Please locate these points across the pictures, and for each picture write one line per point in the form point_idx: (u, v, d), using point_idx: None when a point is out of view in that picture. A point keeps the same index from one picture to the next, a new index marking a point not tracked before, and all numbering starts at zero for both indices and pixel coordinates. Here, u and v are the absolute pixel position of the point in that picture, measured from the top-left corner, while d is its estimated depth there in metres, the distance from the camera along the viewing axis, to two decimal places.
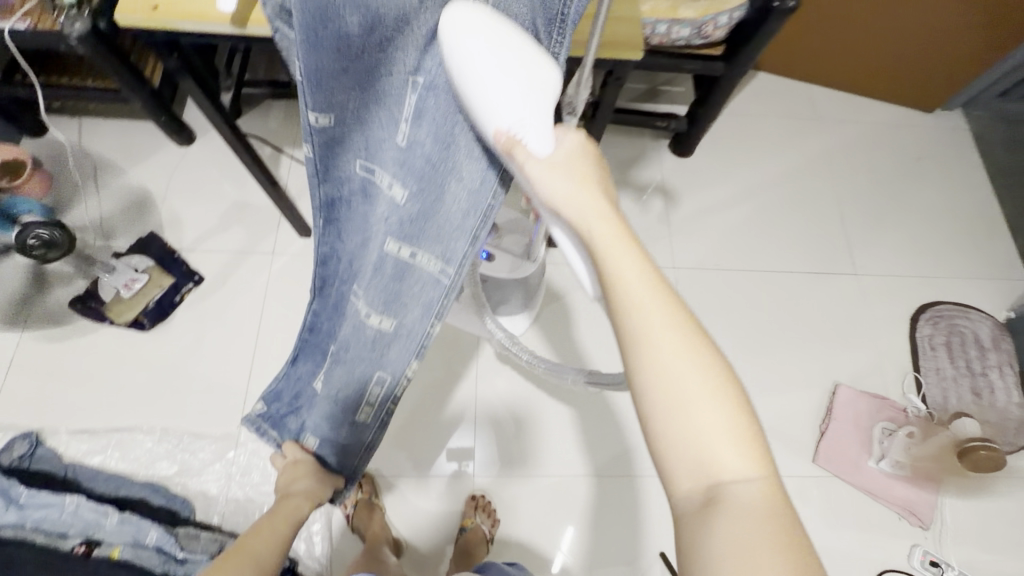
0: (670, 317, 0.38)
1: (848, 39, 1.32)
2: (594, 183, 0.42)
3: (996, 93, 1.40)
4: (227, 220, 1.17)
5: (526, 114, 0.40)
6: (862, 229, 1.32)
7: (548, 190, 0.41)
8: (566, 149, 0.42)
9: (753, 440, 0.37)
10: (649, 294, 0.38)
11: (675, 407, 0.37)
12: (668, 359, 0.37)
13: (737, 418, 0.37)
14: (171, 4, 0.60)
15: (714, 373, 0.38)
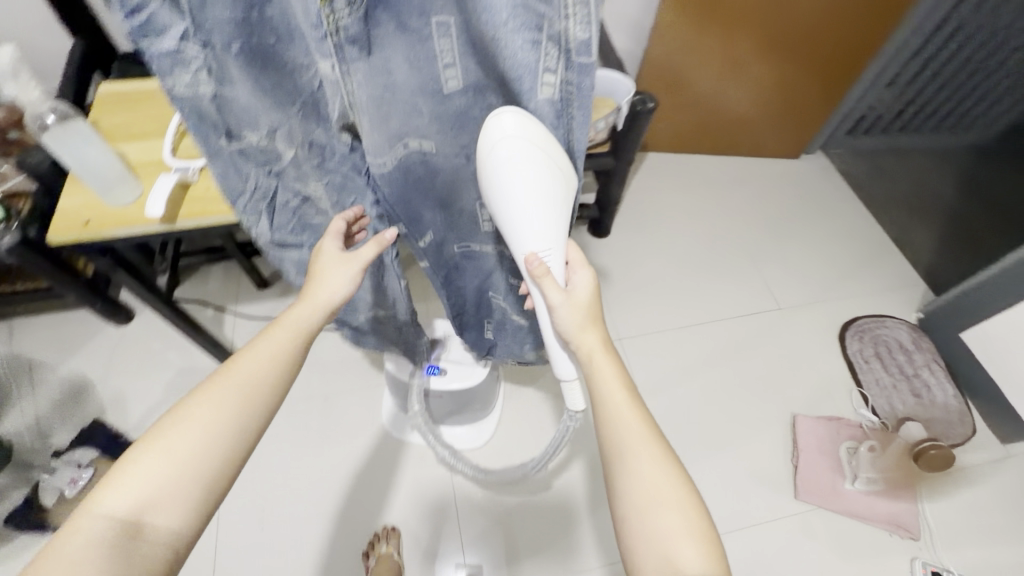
0: (644, 431, 0.54)
1: (714, 116, 1.56)
2: (597, 324, 0.60)
3: (845, 131, 1.67)
4: (175, 389, 1.16)
5: (557, 239, 0.57)
6: (773, 267, 1.46)
7: (564, 325, 0.59)
8: (580, 292, 0.60)
9: (708, 539, 0.49)
10: (629, 410, 0.55)
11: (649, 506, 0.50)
12: (642, 461, 0.52)
13: (695, 518, 0.50)
14: (103, 216, 0.65)
15: (677, 479, 0.52)
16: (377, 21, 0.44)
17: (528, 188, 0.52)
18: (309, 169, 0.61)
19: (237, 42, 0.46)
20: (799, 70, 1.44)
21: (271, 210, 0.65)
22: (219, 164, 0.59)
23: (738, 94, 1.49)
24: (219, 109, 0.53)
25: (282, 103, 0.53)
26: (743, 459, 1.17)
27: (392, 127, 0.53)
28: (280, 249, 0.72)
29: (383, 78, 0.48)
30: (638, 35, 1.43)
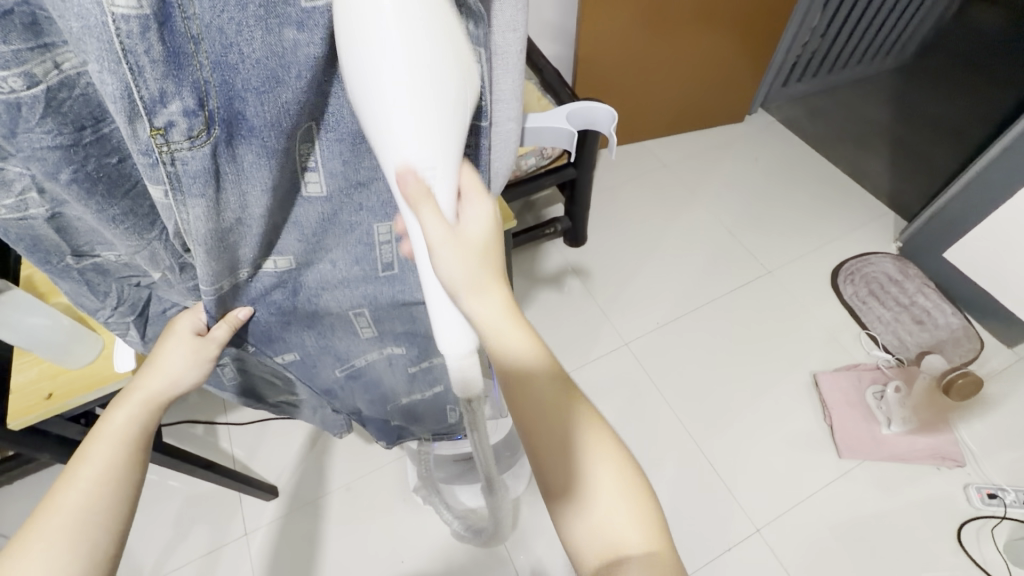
0: (559, 392, 0.46)
1: (656, 100, 1.56)
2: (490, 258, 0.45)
3: (779, 85, 1.70)
4: (184, 523, 1.06)
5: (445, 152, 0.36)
6: (750, 232, 1.47)
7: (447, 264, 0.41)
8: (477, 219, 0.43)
9: (644, 503, 0.43)
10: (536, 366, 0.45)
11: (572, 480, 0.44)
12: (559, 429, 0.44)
13: (630, 489, 0.43)
14: (67, 383, 0.58)
15: (603, 443, 0.45)
16: (232, 154, 0.34)
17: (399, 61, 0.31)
18: (181, 290, 0.49)
19: (69, 169, 0.35)
20: (725, 36, 1.45)
21: (142, 322, 0.54)
22: (66, 284, 0.47)
23: (672, 72, 1.50)
24: (60, 231, 0.42)
25: (140, 232, 0.41)
26: (777, 431, 1.16)
27: (258, 247, 0.44)
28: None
29: (239, 213, 0.38)
30: (564, 39, 1.42)
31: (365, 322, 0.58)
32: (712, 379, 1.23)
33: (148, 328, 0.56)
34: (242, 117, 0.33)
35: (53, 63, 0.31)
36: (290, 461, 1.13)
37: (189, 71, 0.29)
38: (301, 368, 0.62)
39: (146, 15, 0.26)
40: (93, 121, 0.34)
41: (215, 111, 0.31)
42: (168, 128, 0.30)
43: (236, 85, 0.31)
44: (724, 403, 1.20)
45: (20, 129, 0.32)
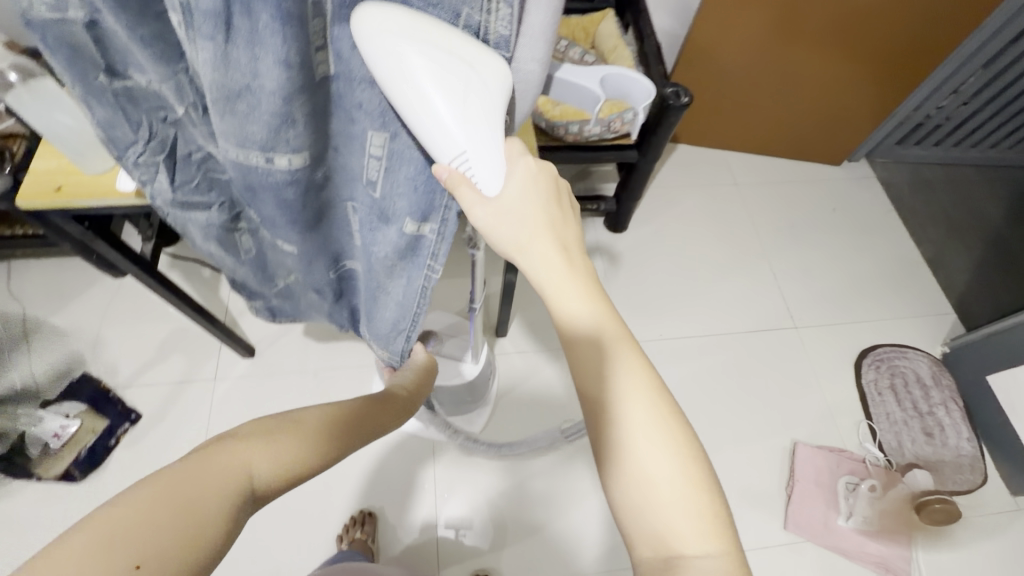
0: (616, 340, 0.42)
1: (754, 108, 1.43)
2: (555, 206, 0.44)
3: (894, 140, 1.54)
4: (166, 349, 1.13)
5: (478, 137, 0.39)
6: (795, 282, 1.38)
7: (495, 231, 0.43)
8: (520, 185, 0.42)
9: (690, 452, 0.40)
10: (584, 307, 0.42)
11: (641, 483, 0.39)
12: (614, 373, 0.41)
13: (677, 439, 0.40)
14: (76, 184, 0.61)
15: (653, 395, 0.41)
16: (248, 7, 0.33)
17: (434, 86, 0.36)
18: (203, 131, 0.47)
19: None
20: (856, 63, 1.30)
21: (171, 165, 0.52)
22: (100, 111, 0.45)
23: (784, 87, 1.37)
24: (99, 44, 0.40)
25: (168, 61, 0.40)
26: (734, 480, 1.13)
27: (273, 136, 0.43)
28: (186, 212, 0.57)
29: (252, 78, 0.38)
30: (681, 15, 1.32)
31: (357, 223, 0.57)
32: (691, 408, 1.20)
33: (178, 174, 0.53)
34: None
35: None
36: (273, 331, 1.17)
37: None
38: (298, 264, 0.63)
39: None
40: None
41: None
42: None
43: None
44: (693, 434, 1.17)
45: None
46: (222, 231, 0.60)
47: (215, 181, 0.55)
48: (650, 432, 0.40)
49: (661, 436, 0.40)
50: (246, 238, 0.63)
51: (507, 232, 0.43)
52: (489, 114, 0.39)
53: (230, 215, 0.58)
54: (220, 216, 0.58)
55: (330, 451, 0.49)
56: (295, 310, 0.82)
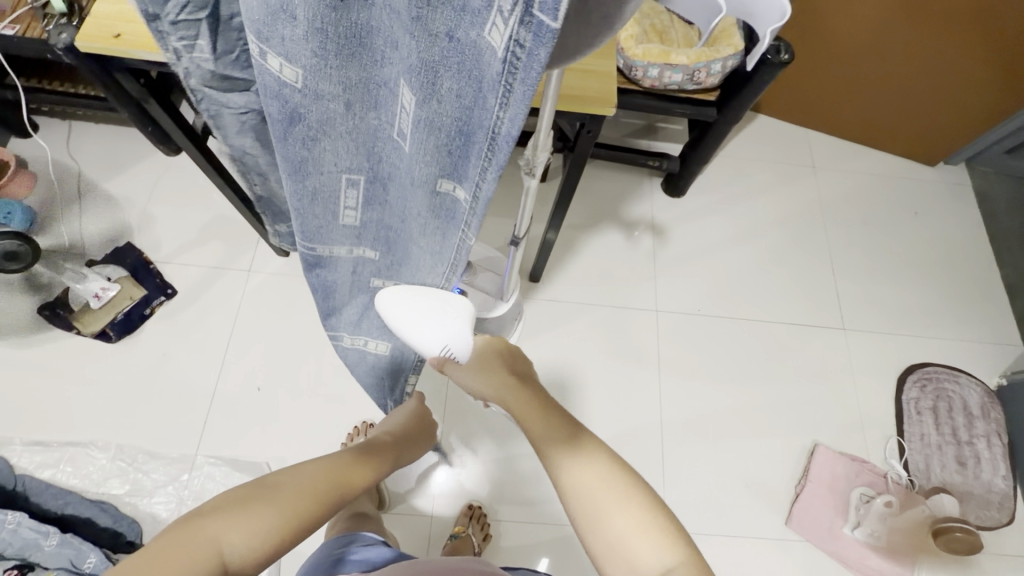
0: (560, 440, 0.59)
1: (851, 86, 1.30)
2: (506, 366, 0.64)
3: (1003, 149, 1.34)
4: (206, 233, 1.15)
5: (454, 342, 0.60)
6: (854, 283, 1.28)
7: (478, 386, 0.65)
8: (480, 352, 0.64)
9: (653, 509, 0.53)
10: (542, 425, 0.60)
11: (599, 520, 0.53)
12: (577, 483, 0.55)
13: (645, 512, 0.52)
14: (135, 34, 0.59)
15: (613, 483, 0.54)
16: None
17: (419, 308, 0.58)
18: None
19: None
20: (981, 51, 1.14)
21: (213, 28, 0.44)
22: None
23: (891, 65, 1.23)
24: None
25: None
26: (743, 469, 1.10)
27: (272, 28, 0.36)
28: (224, 90, 0.52)
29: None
30: None
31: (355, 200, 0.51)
32: (715, 389, 1.16)
33: None
34: None
35: None
36: None
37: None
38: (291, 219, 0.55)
39: None
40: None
41: None
42: None
43: None
44: (712, 414, 1.14)
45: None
46: (260, 122, 0.57)
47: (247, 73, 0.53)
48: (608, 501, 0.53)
49: (621, 508, 0.53)
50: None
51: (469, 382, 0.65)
52: (460, 329, 0.59)
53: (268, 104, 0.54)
54: (251, 114, 0.56)
55: (307, 512, 0.54)
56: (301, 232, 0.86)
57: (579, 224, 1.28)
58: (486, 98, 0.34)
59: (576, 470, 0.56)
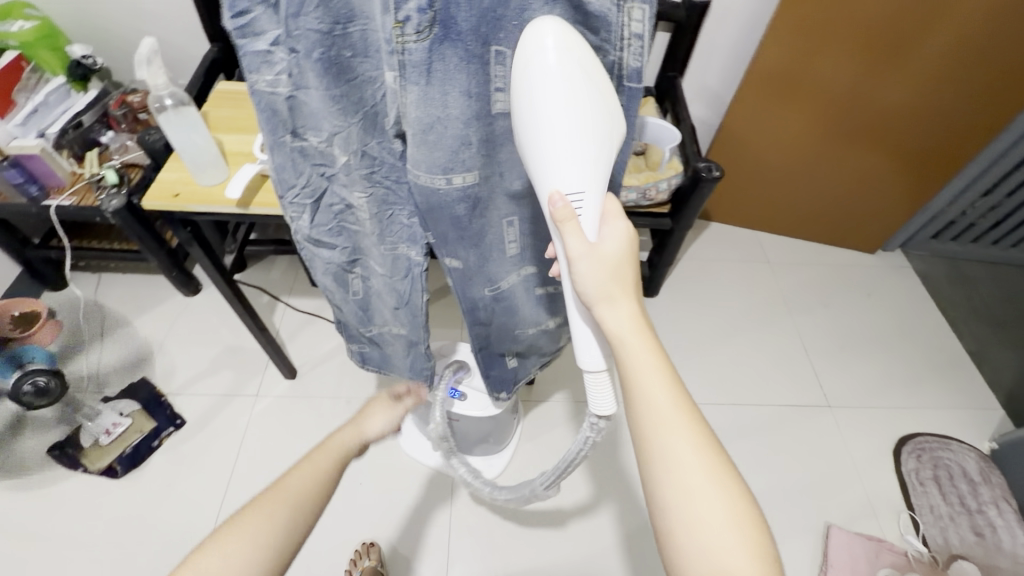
0: (662, 378, 0.46)
1: (788, 195, 1.52)
2: (632, 290, 0.49)
3: (929, 234, 1.56)
4: (217, 364, 1.22)
5: (597, 181, 0.45)
6: (830, 362, 1.37)
7: (588, 279, 0.48)
8: (611, 240, 0.49)
9: (723, 466, 0.43)
10: (633, 334, 0.47)
11: (674, 487, 0.42)
12: (667, 419, 0.44)
13: (717, 470, 0.43)
14: (191, 192, 0.73)
15: (696, 430, 0.44)
16: (444, 53, 0.42)
17: (580, 126, 0.42)
18: (357, 179, 0.58)
19: (320, 49, 0.46)
20: (888, 161, 1.37)
21: (315, 209, 0.63)
22: (279, 158, 0.57)
23: (816, 177, 1.46)
24: (292, 109, 0.52)
25: (346, 113, 0.52)
26: None
27: (454, 159, 0.50)
28: (317, 247, 0.68)
29: (434, 117, 0.46)
30: (716, 107, 1.46)
31: (513, 236, 0.64)
32: None
33: (317, 216, 0.64)
34: (456, 22, 0.40)
35: None
36: (316, 356, 1.25)
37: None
38: (461, 284, 0.67)
39: None
40: (344, 21, 0.45)
41: (438, 12, 0.39)
42: (404, 22, 0.39)
43: None
44: None
45: (302, 14, 0.44)
46: (340, 270, 0.71)
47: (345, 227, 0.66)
48: (687, 452, 0.43)
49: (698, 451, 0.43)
50: (358, 279, 0.74)
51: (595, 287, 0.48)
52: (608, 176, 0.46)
53: (348, 258, 0.70)
54: (341, 256, 0.70)
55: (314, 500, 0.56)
56: (383, 360, 0.90)
57: None
58: None
59: (652, 365, 0.46)
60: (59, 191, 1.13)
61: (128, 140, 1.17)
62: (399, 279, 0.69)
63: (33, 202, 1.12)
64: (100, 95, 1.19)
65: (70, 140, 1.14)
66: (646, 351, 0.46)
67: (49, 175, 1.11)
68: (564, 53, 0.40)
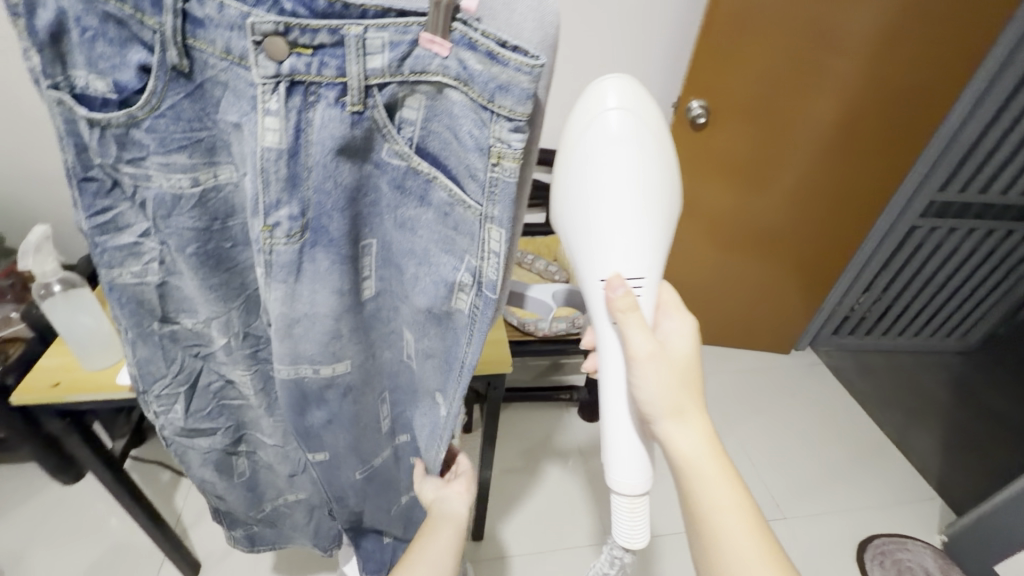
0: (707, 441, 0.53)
1: (701, 304, 1.62)
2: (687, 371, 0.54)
3: (830, 330, 1.73)
4: (96, 570, 1.00)
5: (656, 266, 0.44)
6: (776, 469, 1.38)
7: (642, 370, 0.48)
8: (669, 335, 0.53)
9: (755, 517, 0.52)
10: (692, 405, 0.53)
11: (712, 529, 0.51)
12: (711, 476, 0.52)
13: (749, 517, 0.52)
14: (73, 379, 0.64)
15: (733, 483, 0.53)
16: (313, 253, 0.41)
17: (638, 210, 0.40)
18: (238, 358, 0.54)
19: (194, 244, 0.43)
20: (780, 270, 1.54)
21: (190, 394, 0.57)
22: (141, 351, 0.51)
23: (721, 289, 1.59)
24: (161, 297, 0.47)
25: (225, 300, 0.49)
26: None
27: (321, 353, 0.48)
28: (191, 437, 0.61)
29: (302, 312, 0.44)
30: None
31: (386, 409, 0.62)
32: None
33: (194, 401, 0.58)
34: (328, 230, 0.40)
35: (214, 174, 0.40)
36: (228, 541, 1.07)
37: (301, 190, 0.37)
38: (324, 469, 0.64)
39: (281, 147, 0.35)
40: (222, 217, 0.43)
41: (311, 219, 0.39)
42: (274, 225, 0.38)
43: (326, 205, 0.39)
44: None
45: (173, 216, 0.41)
46: (222, 455, 0.65)
47: (227, 406, 0.61)
48: (727, 497, 0.52)
49: (730, 498, 0.52)
50: (243, 459, 0.68)
51: (657, 397, 0.49)
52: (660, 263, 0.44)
53: (230, 439, 0.64)
54: (224, 438, 0.63)
55: None
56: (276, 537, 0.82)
57: (513, 467, 1.31)
58: (456, 337, 0.48)
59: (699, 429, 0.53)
60: None
61: (12, 311, 1.05)
62: (292, 453, 0.66)
63: None
64: None
65: None
66: (698, 421, 0.53)
67: None
68: (625, 118, 0.38)
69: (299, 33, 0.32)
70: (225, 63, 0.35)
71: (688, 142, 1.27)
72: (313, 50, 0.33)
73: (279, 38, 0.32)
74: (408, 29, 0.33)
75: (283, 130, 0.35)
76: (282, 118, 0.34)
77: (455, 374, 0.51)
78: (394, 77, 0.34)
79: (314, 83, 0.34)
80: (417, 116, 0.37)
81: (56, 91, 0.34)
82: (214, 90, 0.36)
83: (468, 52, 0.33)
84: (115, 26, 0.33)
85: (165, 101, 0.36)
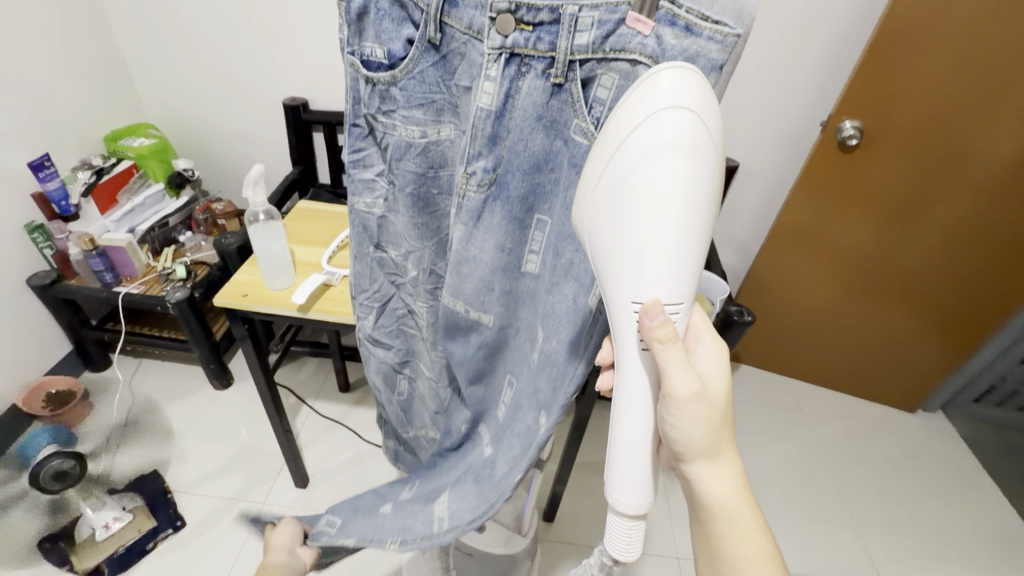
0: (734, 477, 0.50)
1: (824, 339, 1.50)
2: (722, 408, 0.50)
3: (969, 398, 1.52)
4: (230, 463, 1.20)
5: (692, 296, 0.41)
6: (880, 538, 1.25)
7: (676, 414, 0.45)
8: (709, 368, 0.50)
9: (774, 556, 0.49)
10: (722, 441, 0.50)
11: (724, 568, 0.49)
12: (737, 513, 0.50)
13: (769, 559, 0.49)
14: (259, 293, 0.79)
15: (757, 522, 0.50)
16: (491, 206, 0.46)
17: (675, 212, 0.36)
18: (422, 292, 0.61)
19: (411, 186, 0.51)
20: (920, 320, 1.39)
21: (380, 312, 0.66)
22: (360, 265, 0.62)
23: (846, 325, 1.46)
24: (381, 227, 0.58)
25: (423, 238, 0.56)
26: None
27: (474, 299, 0.53)
28: (375, 348, 0.69)
29: (472, 254, 0.49)
30: (743, 256, 1.53)
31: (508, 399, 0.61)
32: None
33: (381, 318, 0.66)
34: (507, 186, 0.45)
35: (436, 130, 0.48)
36: (330, 466, 1.22)
37: (498, 148, 0.44)
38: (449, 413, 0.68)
39: (490, 108, 0.42)
40: (437, 166, 0.50)
41: (501, 175, 0.45)
42: (470, 174, 0.45)
43: (513, 164, 0.44)
44: None
45: (403, 160, 0.50)
46: (390, 371, 0.71)
47: (404, 331, 0.68)
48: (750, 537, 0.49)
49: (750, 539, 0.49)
50: (405, 380, 0.73)
51: (686, 432, 0.46)
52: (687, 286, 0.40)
53: (400, 359, 0.70)
54: (395, 357, 0.70)
55: None
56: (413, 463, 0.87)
57: (590, 463, 1.33)
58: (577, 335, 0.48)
59: (726, 466, 0.50)
60: (130, 279, 1.23)
61: (202, 240, 1.29)
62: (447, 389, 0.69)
63: (105, 287, 1.21)
64: (189, 203, 1.34)
65: (154, 237, 1.27)
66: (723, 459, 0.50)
67: (127, 265, 1.22)
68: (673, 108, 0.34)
69: (526, 12, 0.38)
70: (465, 36, 0.42)
71: (835, 166, 1.20)
72: (533, 27, 0.39)
73: (509, 15, 0.39)
74: (618, 8, 0.36)
75: (495, 95, 0.41)
76: (497, 83, 0.41)
77: (559, 376, 0.50)
78: (595, 54, 0.38)
79: (529, 55, 0.40)
80: (608, 95, 0.39)
81: (352, 56, 0.46)
82: (454, 60, 0.44)
83: (669, 28, 0.36)
84: (398, 9, 0.43)
85: (417, 67, 0.44)
